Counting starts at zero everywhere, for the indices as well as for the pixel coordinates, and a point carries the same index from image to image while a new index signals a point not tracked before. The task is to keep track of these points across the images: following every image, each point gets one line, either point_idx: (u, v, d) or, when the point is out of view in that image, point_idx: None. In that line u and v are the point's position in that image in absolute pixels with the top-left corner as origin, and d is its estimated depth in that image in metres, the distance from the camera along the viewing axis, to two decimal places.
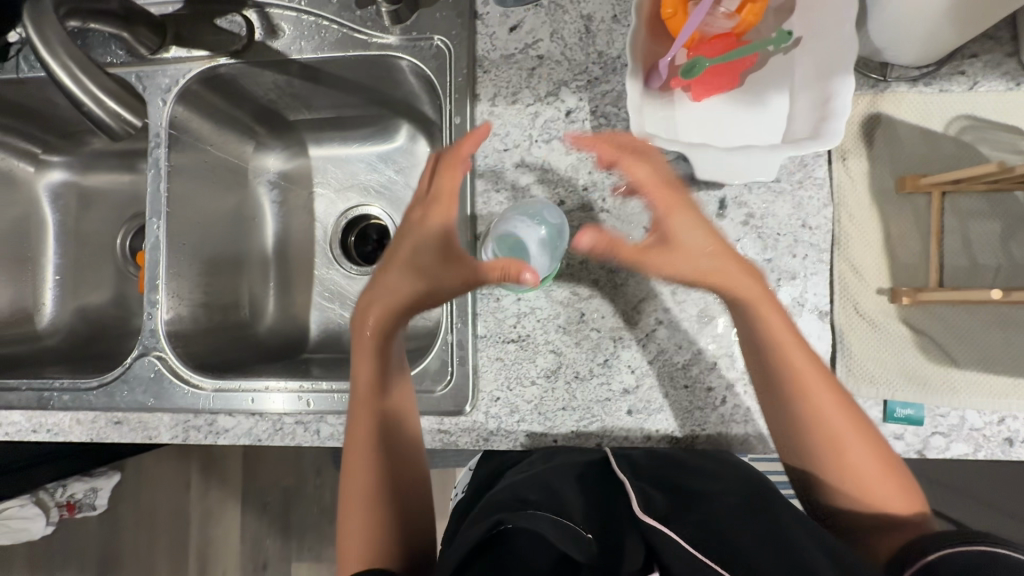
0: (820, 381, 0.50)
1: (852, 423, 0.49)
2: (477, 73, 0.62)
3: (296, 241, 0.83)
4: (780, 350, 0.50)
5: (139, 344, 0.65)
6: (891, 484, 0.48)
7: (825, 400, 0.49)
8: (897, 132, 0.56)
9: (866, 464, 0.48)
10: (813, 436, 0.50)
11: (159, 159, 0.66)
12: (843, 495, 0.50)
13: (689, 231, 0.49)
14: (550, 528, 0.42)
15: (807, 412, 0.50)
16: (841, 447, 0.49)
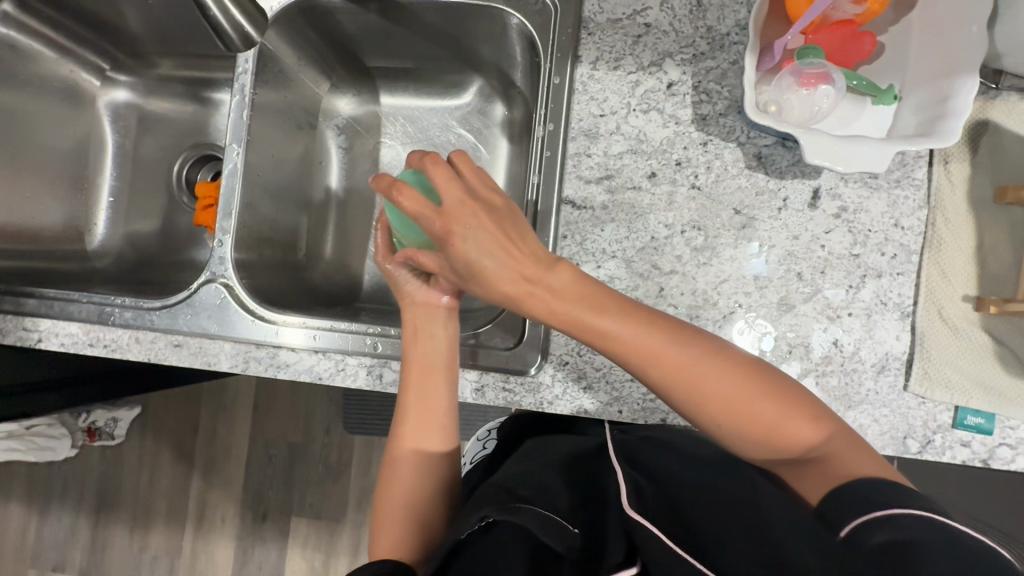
0: (659, 343, 0.46)
1: (710, 362, 0.46)
2: (581, 34, 0.61)
3: (359, 188, 0.82)
4: (608, 335, 0.46)
5: (207, 270, 0.64)
6: (789, 415, 0.46)
7: (672, 359, 0.46)
8: (1002, 142, 0.55)
9: (745, 401, 0.46)
10: (673, 397, 0.47)
11: (244, 85, 0.65)
12: (756, 452, 0.48)
13: (475, 242, 0.45)
14: (534, 525, 0.45)
15: (662, 380, 0.46)
16: (716, 401, 0.46)
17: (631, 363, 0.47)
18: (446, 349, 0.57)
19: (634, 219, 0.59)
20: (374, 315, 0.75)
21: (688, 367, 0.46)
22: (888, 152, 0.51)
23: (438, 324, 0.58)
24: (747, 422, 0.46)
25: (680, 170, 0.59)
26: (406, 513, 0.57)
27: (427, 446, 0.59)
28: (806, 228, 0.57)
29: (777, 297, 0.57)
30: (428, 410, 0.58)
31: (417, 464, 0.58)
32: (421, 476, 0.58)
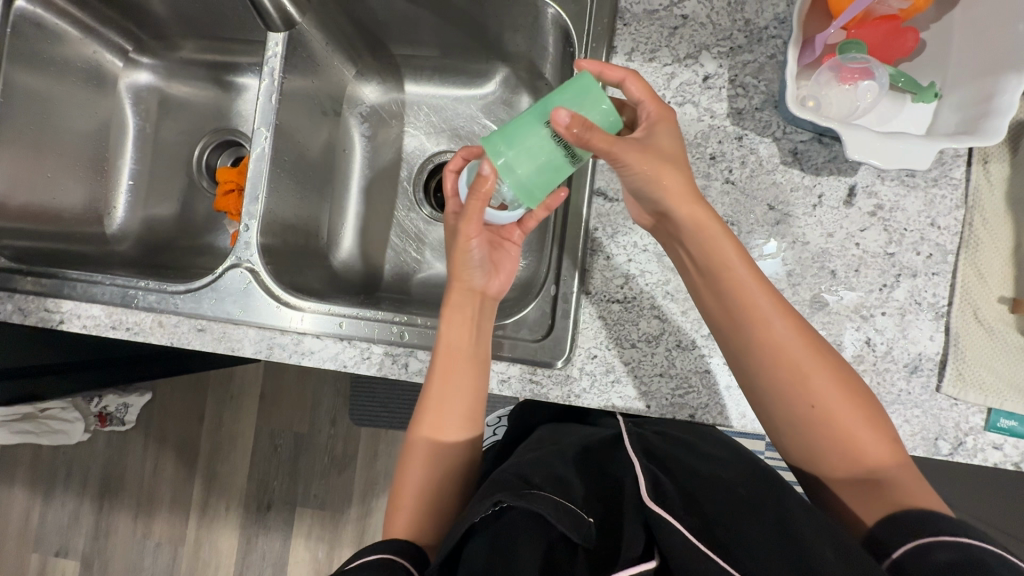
0: (773, 313, 0.49)
1: (815, 355, 0.49)
2: (617, 24, 0.60)
3: (381, 177, 0.81)
4: (730, 279, 0.50)
5: (232, 255, 0.63)
6: (868, 429, 0.48)
7: (782, 333, 0.49)
8: None
9: (835, 397, 0.48)
10: (775, 372, 0.49)
11: (274, 69, 0.64)
12: (822, 452, 0.49)
13: (666, 139, 0.51)
14: (550, 512, 0.44)
15: (766, 345, 0.49)
16: (811, 385, 0.49)
17: (741, 325, 0.50)
18: (481, 341, 0.57)
19: None
20: (393, 305, 0.75)
21: (784, 335, 0.49)
22: (932, 151, 0.50)
23: (479, 316, 0.58)
24: (828, 415, 0.48)
25: (714, 164, 0.58)
26: (417, 501, 0.55)
27: (446, 436, 0.58)
28: (840, 226, 0.57)
29: (810, 294, 0.57)
30: (457, 401, 0.57)
31: (435, 454, 0.57)
32: (433, 466, 0.57)
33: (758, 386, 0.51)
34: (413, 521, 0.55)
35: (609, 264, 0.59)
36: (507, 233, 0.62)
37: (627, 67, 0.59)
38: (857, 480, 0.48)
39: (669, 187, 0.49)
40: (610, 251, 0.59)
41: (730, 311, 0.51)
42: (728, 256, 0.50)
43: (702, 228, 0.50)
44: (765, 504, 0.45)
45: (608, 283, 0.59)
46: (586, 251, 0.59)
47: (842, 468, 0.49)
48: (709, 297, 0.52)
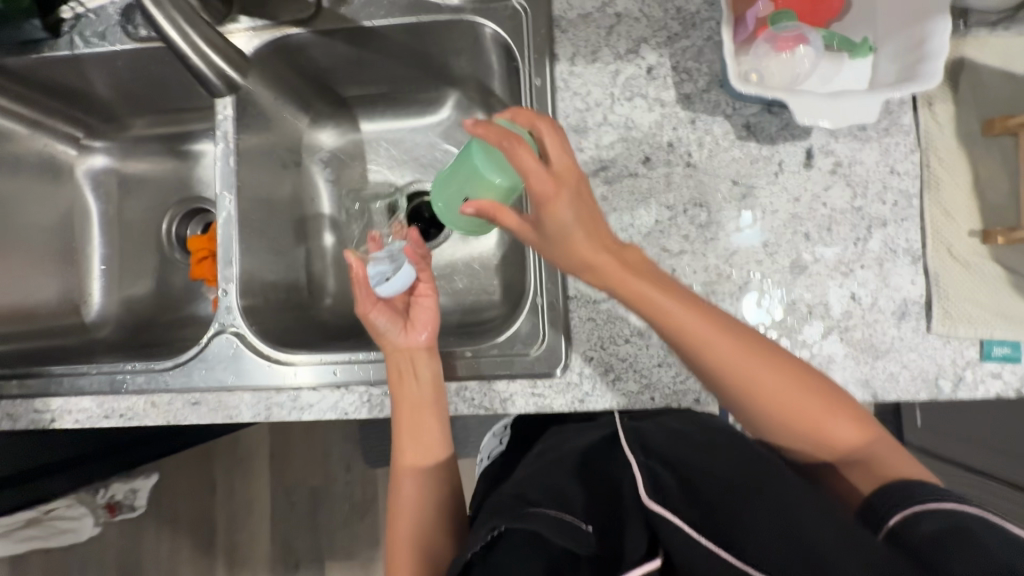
0: (712, 333, 0.47)
1: (763, 359, 0.48)
2: (555, 33, 0.61)
3: (352, 218, 0.81)
4: (664, 320, 0.47)
5: (216, 321, 0.63)
6: (835, 418, 0.49)
7: (725, 352, 0.47)
8: (981, 76, 0.56)
9: (789, 396, 0.48)
10: (737, 397, 0.49)
11: (227, 133, 0.64)
12: (796, 449, 0.50)
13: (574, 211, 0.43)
14: (547, 530, 0.43)
15: (717, 366, 0.48)
16: (763, 394, 0.48)
17: (695, 362, 0.49)
18: (425, 392, 0.57)
19: (635, 205, 0.59)
20: None
21: (743, 365, 0.48)
22: (876, 103, 0.51)
23: (416, 368, 0.58)
24: (793, 420, 0.49)
25: (673, 152, 0.59)
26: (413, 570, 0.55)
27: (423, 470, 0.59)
28: (805, 189, 0.58)
29: (788, 261, 0.58)
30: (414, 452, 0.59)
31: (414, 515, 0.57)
32: (417, 515, 0.57)
33: (728, 403, 0.51)
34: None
35: None
36: (418, 291, 0.63)
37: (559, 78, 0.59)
38: (833, 470, 0.50)
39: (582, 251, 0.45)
40: None
41: (684, 353, 0.49)
42: (654, 300, 0.46)
43: (626, 290, 0.47)
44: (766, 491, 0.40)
45: (591, 284, 0.59)
46: None
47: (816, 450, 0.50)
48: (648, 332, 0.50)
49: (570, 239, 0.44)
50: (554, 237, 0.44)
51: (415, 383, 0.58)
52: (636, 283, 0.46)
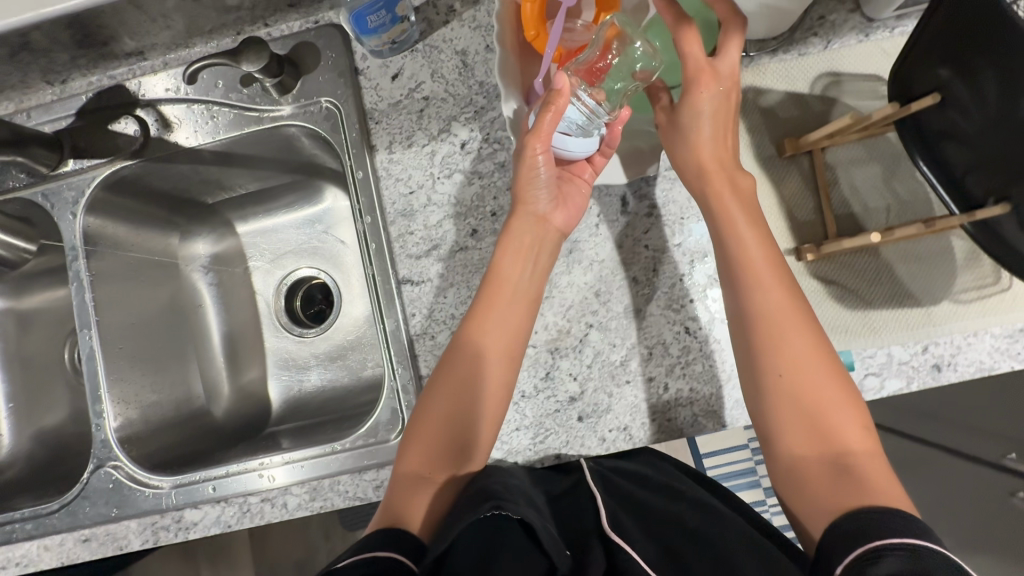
0: (771, 281, 0.50)
1: (803, 330, 0.49)
2: (370, 125, 0.64)
3: (241, 317, 0.82)
4: (741, 256, 0.51)
5: (93, 459, 0.65)
6: (849, 414, 0.47)
7: (770, 303, 0.50)
8: (768, 101, 0.59)
9: (811, 375, 0.48)
10: (755, 336, 0.50)
11: (80, 272, 0.69)
12: (798, 442, 0.47)
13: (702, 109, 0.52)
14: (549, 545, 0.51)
15: (754, 311, 0.50)
16: (789, 359, 0.48)
17: (739, 288, 0.51)
18: (528, 288, 0.56)
19: (471, 277, 0.61)
20: (292, 437, 0.73)
21: (768, 297, 0.50)
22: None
23: (540, 251, 0.57)
24: (803, 390, 0.47)
25: (498, 220, 0.61)
26: (429, 460, 0.54)
27: (473, 406, 0.54)
28: (626, 235, 0.60)
29: (623, 306, 0.59)
30: (494, 349, 0.55)
31: (453, 420, 0.54)
32: (455, 422, 0.54)
33: (739, 356, 0.51)
34: (418, 488, 0.53)
35: (436, 342, 0.61)
36: (578, 169, 0.58)
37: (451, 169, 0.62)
38: (832, 480, 0.45)
39: (704, 157, 0.53)
40: (433, 330, 0.61)
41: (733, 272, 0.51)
42: (737, 227, 0.52)
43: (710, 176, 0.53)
44: (708, 532, 0.55)
45: None
46: (412, 337, 0.61)
47: (804, 444, 0.47)
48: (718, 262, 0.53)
49: (693, 133, 0.53)
50: (684, 128, 0.53)
51: (529, 265, 0.56)
52: (725, 198, 0.52)
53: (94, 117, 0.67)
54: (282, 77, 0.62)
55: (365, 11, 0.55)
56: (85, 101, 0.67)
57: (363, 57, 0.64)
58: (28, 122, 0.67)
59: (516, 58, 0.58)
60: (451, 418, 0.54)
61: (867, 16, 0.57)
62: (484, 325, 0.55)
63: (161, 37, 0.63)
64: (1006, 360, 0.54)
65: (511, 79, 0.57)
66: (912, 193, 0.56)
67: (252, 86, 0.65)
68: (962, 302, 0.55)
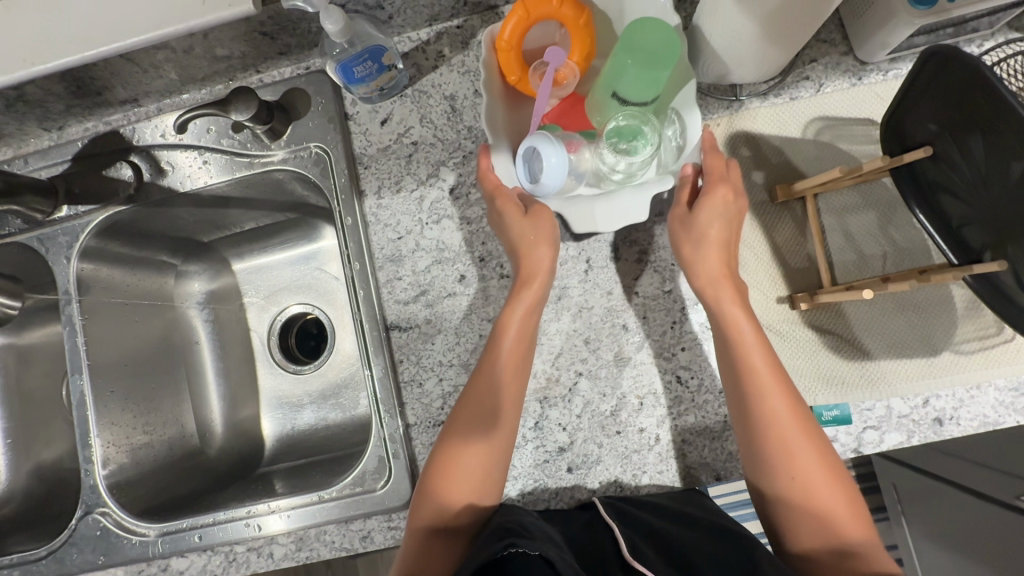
0: (775, 387, 0.48)
1: (802, 423, 0.48)
2: (359, 170, 0.64)
3: (235, 353, 0.82)
4: (744, 364, 0.49)
5: (81, 504, 0.65)
6: (843, 499, 0.46)
7: (778, 409, 0.48)
8: (760, 147, 0.58)
9: (816, 474, 0.47)
10: (753, 424, 0.49)
11: (72, 315, 0.69)
12: (797, 527, 0.47)
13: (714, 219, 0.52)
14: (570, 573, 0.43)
15: (759, 412, 0.48)
16: (794, 458, 0.47)
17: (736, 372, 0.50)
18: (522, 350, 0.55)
19: (459, 323, 0.60)
20: (286, 478, 0.72)
21: (768, 382, 0.48)
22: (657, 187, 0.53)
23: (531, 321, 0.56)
24: (801, 477, 0.47)
25: (485, 265, 0.61)
26: (458, 500, 0.51)
27: (491, 422, 0.53)
28: (615, 282, 0.59)
29: (613, 354, 0.58)
30: (516, 383, 0.54)
31: (479, 436, 0.52)
32: (473, 446, 0.52)
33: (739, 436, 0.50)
34: (445, 541, 0.51)
35: (424, 390, 0.60)
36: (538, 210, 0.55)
37: (437, 217, 0.62)
38: (835, 566, 0.45)
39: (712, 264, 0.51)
40: (421, 378, 0.60)
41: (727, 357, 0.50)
42: (736, 333, 0.50)
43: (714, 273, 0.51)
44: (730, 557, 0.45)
45: (428, 409, 0.60)
46: (400, 385, 0.61)
47: (808, 532, 0.47)
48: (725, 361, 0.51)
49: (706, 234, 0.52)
50: (698, 230, 0.52)
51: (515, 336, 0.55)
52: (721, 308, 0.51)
53: (90, 163, 0.68)
54: (273, 123, 0.63)
55: (351, 63, 0.56)
56: (81, 147, 0.68)
57: (353, 103, 0.64)
58: (26, 170, 0.69)
59: (502, 108, 0.57)
60: (489, 430, 0.53)
61: (859, 60, 0.57)
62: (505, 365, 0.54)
63: (154, 85, 0.64)
64: (1011, 415, 0.52)
65: (499, 128, 0.57)
66: (909, 240, 0.55)
67: (242, 132, 0.65)
68: (963, 353, 0.53)
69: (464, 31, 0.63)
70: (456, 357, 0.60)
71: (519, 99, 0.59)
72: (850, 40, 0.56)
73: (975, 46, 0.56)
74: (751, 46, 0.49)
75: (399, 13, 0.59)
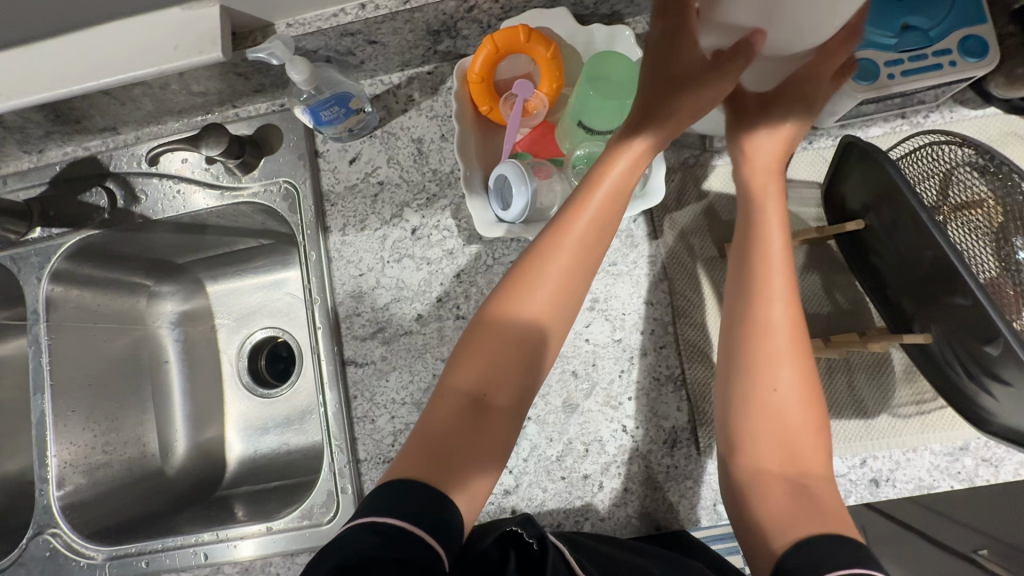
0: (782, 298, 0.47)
1: (798, 347, 0.46)
2: (326, 206, 0.65)
3: (201, 373, 0.82)
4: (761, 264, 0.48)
5: (32, 525, 0.66)
6: (812, 433, 0.45)
7: (777, 319, 0.47)
8: (713, 207, 0.61)
9: (790, 402, 0.45)
10: (751, 327, 0.48)
11: (38, 335, 0.71)
12: (756, 447, 0.45)
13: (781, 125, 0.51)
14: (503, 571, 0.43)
15: (754, 323, 0.47)
16: (781, 376, 0.46)
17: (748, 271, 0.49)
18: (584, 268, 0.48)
19: (413, 362, 0.61)
20: (241, 505, 0.72)
21: (774, 292, 0.48)
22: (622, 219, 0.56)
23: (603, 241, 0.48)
24: (776, 397, 0.46)
25: (442, 306, 0.62)
26: (483, 420, 0.44)
27: (534, 335, 0.46)
28: None
29: (561, 400, 0.59)
30: (569, 294, 0.47)
31: (525, 344, 0.46)
32: (505, 352, 0.45)
33: (728, 342, 0.49)
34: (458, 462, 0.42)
35: (375, 426, 0.61)
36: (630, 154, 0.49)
37: (400, 255, 0.63)
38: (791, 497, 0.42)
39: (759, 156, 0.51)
40: (373, 415, 0.61)
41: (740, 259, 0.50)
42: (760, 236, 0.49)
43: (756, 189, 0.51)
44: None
45: (380, 445, 0.61)
46: (353, 420, 0.61)
47: (775, 460, 0.45)
48: (736, 270, 0.50)
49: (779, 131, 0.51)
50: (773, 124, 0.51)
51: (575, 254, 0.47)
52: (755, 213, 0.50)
53: (66, 188, 0.70)
54: (244, 158, 0.64)
55: (318, 107, 0.58)
56: (59, 171, 0.70)
57: (324, 141, 0.66)
58: (4, 191, 0.70)
59: (475, 138, 0.59)
60: (532, 342, 0.46)
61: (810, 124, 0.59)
62: (538, 343, 0.46)
63: (132, 116, 0.66)
64: (945, 479, 0.53)
65: (472, 160, 0.58)
66: (852, 302, 0.56)
67: (215, 165, 0.67)
68: (900, 416, 0.54)
69: (435, 76, 0.66)
70: (410, 394, 0.61)
71: (492, 127, 0.61)
72: None
73: (921, 117, 0.58)
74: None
75: (370, 59, 0.62)
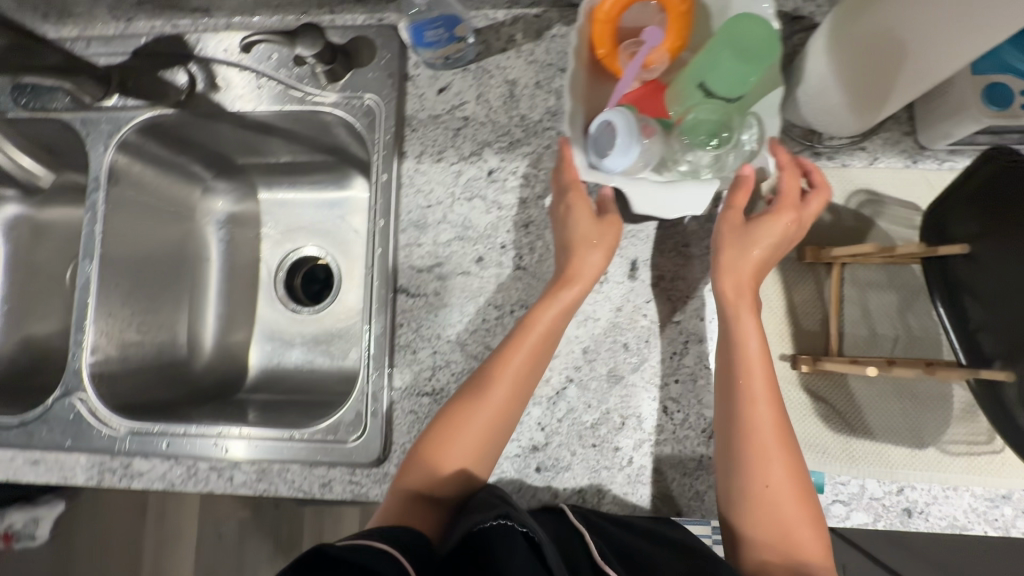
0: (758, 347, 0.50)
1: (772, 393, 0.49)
2: (406, 131, 0.64)
3: (240, 277, 0.82)
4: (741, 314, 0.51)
5: (61, 386, 0.66)
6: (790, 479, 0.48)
7: (752, 360, 0.50)
8: None
9: (771, 444, 0.49)
10: (731, 375, 0.51)
11: (97, 202, 0.70)
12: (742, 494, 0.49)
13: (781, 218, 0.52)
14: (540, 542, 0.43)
15: (739, 361, 0.50)
16: (759, 422, 0.49)
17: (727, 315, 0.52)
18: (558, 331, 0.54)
19: (465, 302, 0.61)
20: (260, 411, 0.73)
21: (751, 333, 0.51)
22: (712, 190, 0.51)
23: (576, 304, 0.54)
24: (757, 444, 0.49)
25: (504, 253, 0.61)
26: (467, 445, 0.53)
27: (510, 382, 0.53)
28: (627, 300, 0.59)
29: (606, 369, 0.58)
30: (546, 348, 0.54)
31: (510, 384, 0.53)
32: (488, 391, 0.53)
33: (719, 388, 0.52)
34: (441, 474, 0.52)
35: (416, 357, 0.61)
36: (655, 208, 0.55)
37: (471, 194, 0.62)
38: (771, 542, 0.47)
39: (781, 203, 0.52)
40: (415, 345, 0.61)
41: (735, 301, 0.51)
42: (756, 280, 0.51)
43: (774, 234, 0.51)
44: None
45: (417, 377, 0.60)
46: (395, 347, 0.61)
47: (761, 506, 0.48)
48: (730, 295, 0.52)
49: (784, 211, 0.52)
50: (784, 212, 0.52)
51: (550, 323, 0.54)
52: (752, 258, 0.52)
53: (147, 61, 0.69)
54: (334, 65, 0.63)
55: (424, 25, 0.56)
56: (144, 44, 0.69)
57: (416, 65, 0.65)
58: (86, 52, 0.69)
59: (585, 79, 0.56)
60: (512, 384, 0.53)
61: (919, 143, 0.57)
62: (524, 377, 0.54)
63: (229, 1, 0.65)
64: (979, 524, 0.53)
65: (580, 99, 0.54)
66: (923, 330, 0.55)
67: (302, 67, 0.66)
68: (948, 453, 0.53)
69: (541, 20, 0.64)
70: (455, 333, 0.61)
71: (602, 75, 0.58)
72: (915, 121, 0.56)
73: None
74: (827, 88, 0.50)
75: None
